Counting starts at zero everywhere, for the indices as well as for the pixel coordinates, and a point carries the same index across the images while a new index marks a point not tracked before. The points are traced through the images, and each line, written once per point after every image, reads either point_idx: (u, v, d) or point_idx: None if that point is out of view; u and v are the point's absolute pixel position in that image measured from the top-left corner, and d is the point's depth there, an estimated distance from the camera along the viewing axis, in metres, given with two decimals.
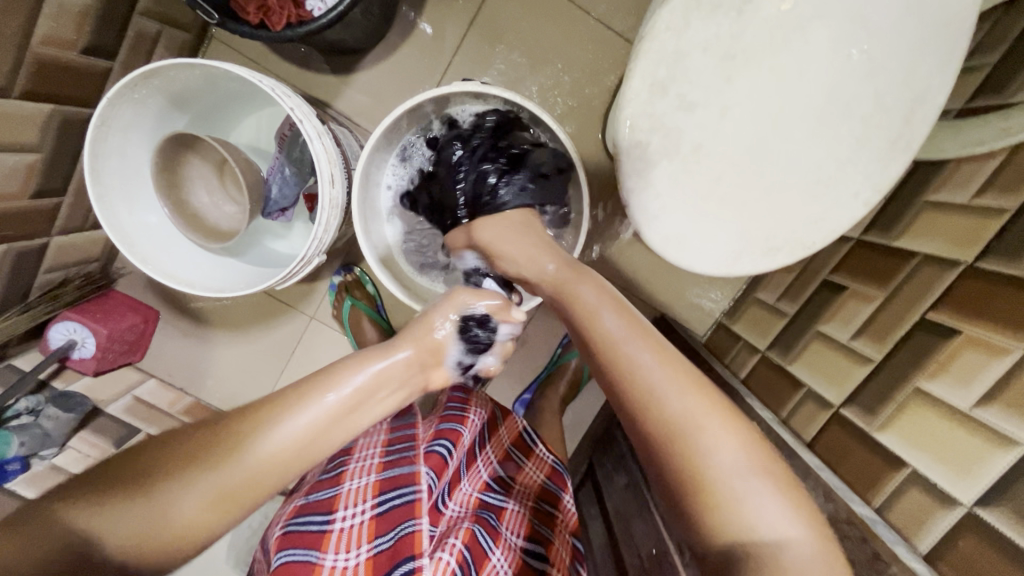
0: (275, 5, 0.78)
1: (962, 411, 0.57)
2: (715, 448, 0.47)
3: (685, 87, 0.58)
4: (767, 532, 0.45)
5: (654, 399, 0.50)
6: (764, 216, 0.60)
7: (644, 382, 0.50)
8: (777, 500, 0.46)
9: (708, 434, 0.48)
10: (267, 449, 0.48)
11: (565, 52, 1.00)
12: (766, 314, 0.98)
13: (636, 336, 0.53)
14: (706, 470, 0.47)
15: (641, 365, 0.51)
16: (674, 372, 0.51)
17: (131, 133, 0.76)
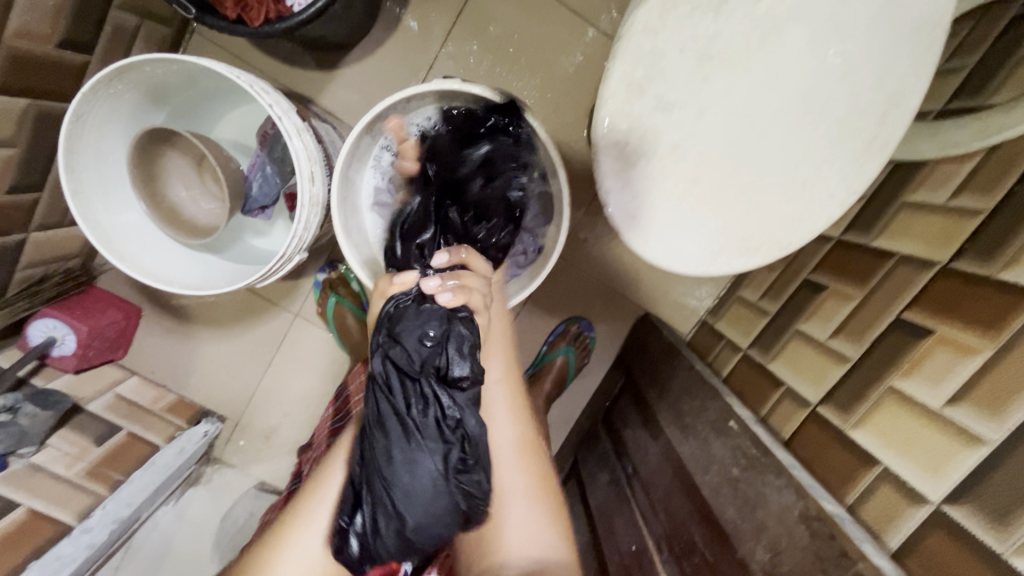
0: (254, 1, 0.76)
1: (933, 410, 0.58)
2: (513, 481, 0.65)
3: (662, 87, 0.59)
4: (539, 554, 0.63)
5: (493, 460, 0.66)
6: (740, 217, 0.60)
7: (490, 422, 0.67)
8: (547, 525, 0.65)
9: (506, 470, 0.66)
10: (306, 543, 0.58)
11: (549, 49, 1.00)
12: (748, 313, 0.99)
13: (509, 392, 0.68)
14: (492, 509, 0.64)
15: (494, 405, 0.67)
16: (514, 415, 0.68)
17: (108, 130, 0.76)
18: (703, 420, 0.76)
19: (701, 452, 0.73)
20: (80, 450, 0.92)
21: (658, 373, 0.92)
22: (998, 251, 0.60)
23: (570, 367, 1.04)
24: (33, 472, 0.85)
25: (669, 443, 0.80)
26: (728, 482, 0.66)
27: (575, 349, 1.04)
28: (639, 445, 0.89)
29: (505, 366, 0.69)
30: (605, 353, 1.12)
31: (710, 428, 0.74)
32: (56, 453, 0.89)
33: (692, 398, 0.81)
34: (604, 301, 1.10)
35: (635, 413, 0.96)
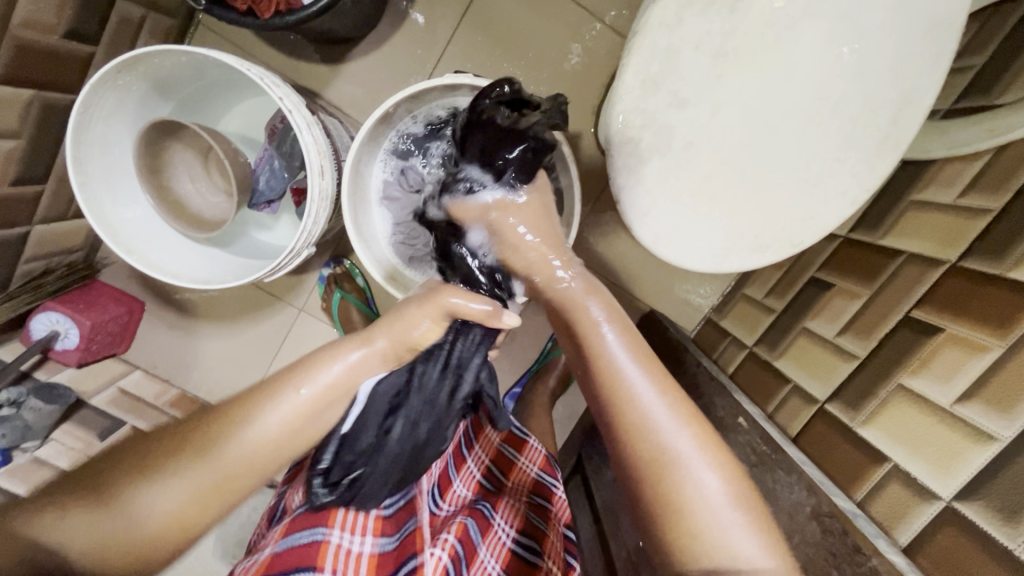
0: None
1: (942, 408, 0.58)
2: (703, 473, 0.52)
3: (677, 83, 0.58)
4: (738, 556, 0.50)
5: (642, 423, 0.53)
6: (754, 214, 0.61)
7: (631, 395, 0.55)
8: (745, 526, 0.51)
9: (693, 461, 0.52)
10: (235, 448, 0.52)
11: (556, 44, 1.00)
12: (754, 310, 0.99)
13: (636, 359, 0.57)
14: (697, 512, 0.51)
15: (627, 375, 0.56)
16: (661, 387, 0.55)
17: (115, 122, 0.75)
18: (711, 416, 0.76)
19: None
20: (83, 445, 0.92)
21: (664, 371, 0.93)
22: (1008, 250, 0.60)
23: None
24: (40, 465, 0.87)
25: None
26: None
27: None
28: None
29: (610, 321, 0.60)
30: None
31: (718, 425, 0.74)
32: (59, 448, 0.90)
33: (699, 395, 0.81)
34: (609, 298, 1.10)
35: None
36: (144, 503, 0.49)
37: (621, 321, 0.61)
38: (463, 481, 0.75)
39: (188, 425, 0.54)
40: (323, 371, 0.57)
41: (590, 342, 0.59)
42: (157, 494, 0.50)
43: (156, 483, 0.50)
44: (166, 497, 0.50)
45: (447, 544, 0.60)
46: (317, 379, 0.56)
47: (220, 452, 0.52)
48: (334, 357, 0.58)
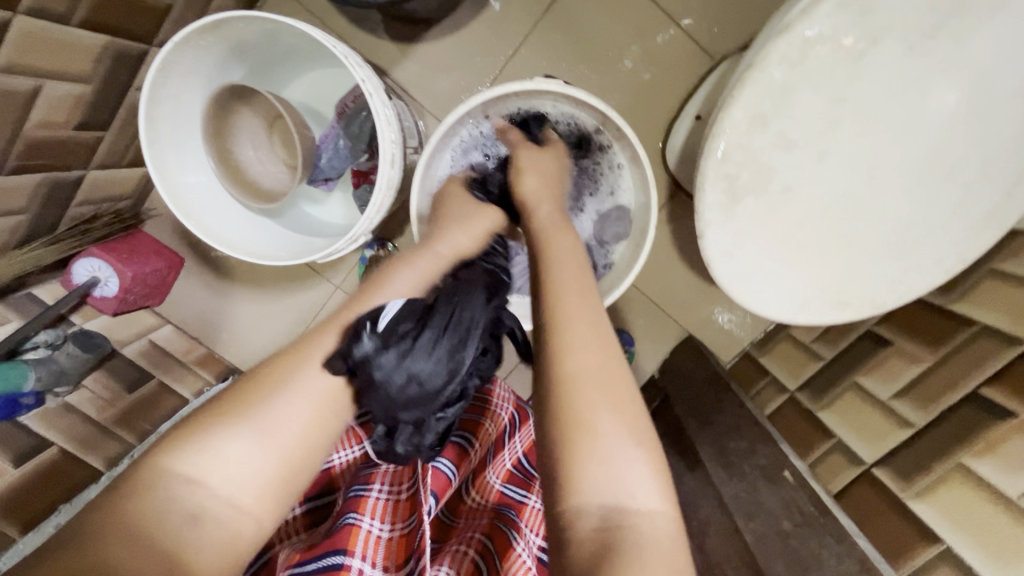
0: None
1: (1007, 498, 0.56)
2: (607, 412, 0.46)
3: (787, 124, 0.54)
4: (630, 498, 0.44)
5: (563, 349, 0.49)
6: (841, 269, 0.59)
7: (561, 328, 0.50)
8: (647, 473, 0.45)
9: (598, 405, 0.46)
10: (275, 416, 0.47)
11: (637, 51, 0.96)
12: (799, 353, 0.96)
13: (578, 302, 0.52)
14: (587, 445, 0.44)
15: (570, 322, 0.50)
16: (593, 325, 0.51)
17: (190, 83, 0.72)
18: (752, 462, 0.74)
19: (747, 495, 0.71)
20: (112, 395, 0.94)
21: (702, 405, 0.91)
22: None
23: None
24: (67, 412, 0.87)
25: (708, 477, 0.79)
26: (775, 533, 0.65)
27: None
28: (674, 473, 0.89)
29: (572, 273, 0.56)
30: (642, 370, 1.12)
31: (760, 474, 0.72)
32: (88, 396, 0.90)
33: (737, 436, 0.79)
34: (649, 318, 1.09)
35: (669, 436, 0.95)
36: (201, 464, 0.44)
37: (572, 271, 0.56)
38: (494, 467, 0.73)
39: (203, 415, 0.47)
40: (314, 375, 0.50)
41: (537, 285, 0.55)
42: (205, 457, 0.45)
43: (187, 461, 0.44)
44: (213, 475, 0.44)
45: (472, 543, 0.65)
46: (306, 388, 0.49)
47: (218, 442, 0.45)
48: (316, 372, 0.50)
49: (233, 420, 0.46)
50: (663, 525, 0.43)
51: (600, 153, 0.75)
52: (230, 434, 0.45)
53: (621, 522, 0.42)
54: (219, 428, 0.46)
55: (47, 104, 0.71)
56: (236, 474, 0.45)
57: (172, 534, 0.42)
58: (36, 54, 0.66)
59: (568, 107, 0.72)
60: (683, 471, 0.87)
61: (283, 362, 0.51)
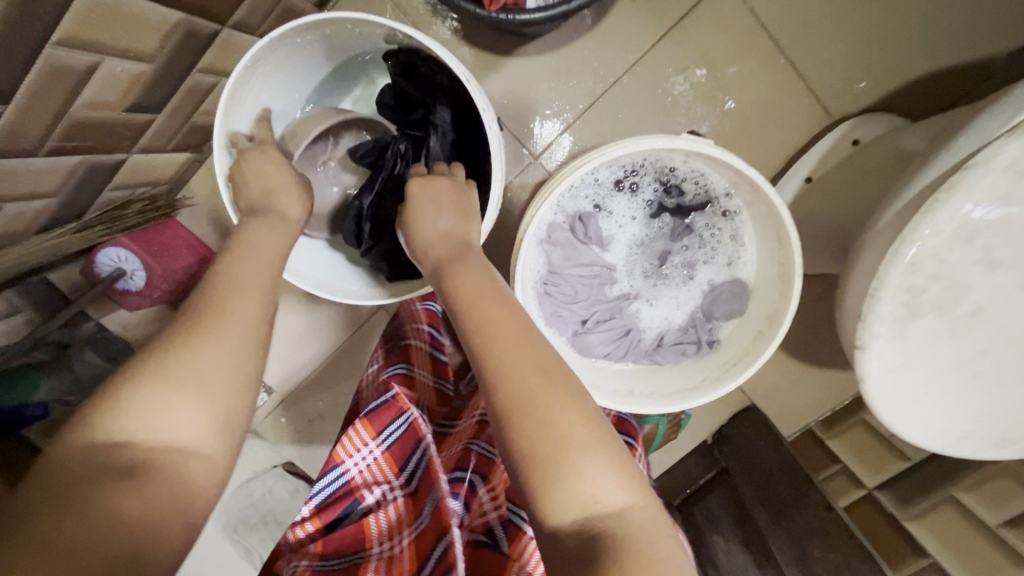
0: None
1: None
2: (551, 412, 0.42)
3: (996, 240, 0.46)
4: (595, 500, 0.41)
5: (489, 361, 0.45)
6: (1014, 408, 0.51)
7: (485, 343, 0.45)
8: (609, 470, 0.42)
9: (543, 404, 0.42)
10: (193, 368, 0.42)
11: (748, 93, 0.87)
12: (876, 444, 0.87)
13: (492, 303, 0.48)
14: (545, 450, 0.41)
15: (486, 328, 0.46)
16: (512, 329, 0.46)
17: (276, 76, 0.65)
18: None
19: None
20: None
21: (776, 494, 0.84)
22: None
23: (656, 439, 0.99)
24: (79, 421, 0.85)
25: None
26: None
27: (667, 422, 0.99)
28: (738, 564, 0.82)
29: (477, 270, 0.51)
30: (694, 433, 1.04)
31: None
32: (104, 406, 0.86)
33: (827, 547, 0.73)
34: None
35: (729, 518, 0.89)
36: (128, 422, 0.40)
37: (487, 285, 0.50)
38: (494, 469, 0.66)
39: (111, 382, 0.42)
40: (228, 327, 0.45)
41: (450, 289, 0.50)
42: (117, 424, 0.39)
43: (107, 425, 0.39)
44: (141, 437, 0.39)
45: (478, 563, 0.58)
46: (220, 339, 0.44)
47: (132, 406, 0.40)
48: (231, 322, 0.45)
49: (153, 380, 0.41)
50: (642, 513, 0.41)
51: (724, 220, 0.65)
52: (154, 391, 0.41)
53: (599, 527, 0.40)
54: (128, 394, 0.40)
55: (102, 82, 0.61)
56: (163, 431, 0.40)
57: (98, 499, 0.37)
58: (100, 26, 0.56)
59: (701, 166, 0.63)
60: (751, 567, 0.80)
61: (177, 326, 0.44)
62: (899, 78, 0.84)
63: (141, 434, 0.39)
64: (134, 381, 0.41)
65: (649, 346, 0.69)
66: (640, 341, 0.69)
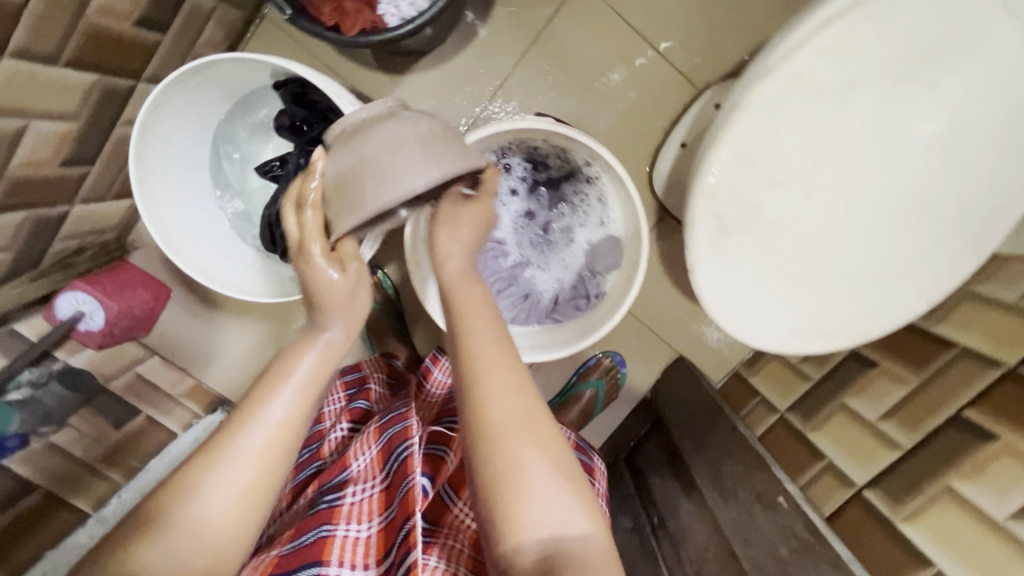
0: (352, 8, 0.68)
1: (996, 521, 0.58)
2: (535, 453, 0.51)
3: (772, 162, 0.55)
4: (561, 528, 0.49)
5: (494, 403, 0.52)
6: (828, 302, 0.61)
7: (491, 383, 0.53)
8: (574, 503, 0.50)
9: (526, 446, 0.51)
10: (246, 450, 0.52)
11: (622, 75, 0.98)
12: (787, 373, 0.99)
13: (489, 342, 0.56)
14: (523, 485, 0.49)
15: (490, 372, 0.54)
16: (511, 374, 0.54)
17: (179, 119, 0.71)
18: (747, 487, 0.75)
19: (743, 521, 0.71)
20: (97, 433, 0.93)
21: (698, 427, 0.91)
22: None
23: (598, 401, 1.06)
24: (53, 453, 0.88)
25: (705, 503, 0.80)
26: (773, 561, 0.65)
27: (606, 383, 1.06)
28: (670, 496, 0.89)
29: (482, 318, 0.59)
30: (634, 391, 1.13)
31: (754, 499, 0.72)
32: (76, 435, 0.90)
33: (732, 461, 0.80)
34: (640, 340, 1.11)
35: (664, 460, 0.96)
36: (201, 503, 0.49)
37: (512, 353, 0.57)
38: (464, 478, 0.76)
39: (189, 461, 0.52)
40: (278, 408, 0.54)
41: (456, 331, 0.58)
42: (183, 511, 0.49)
43: (177, 512, 0.49)
44: (196, 538, 0.49)
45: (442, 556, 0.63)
46: (265, 426, 0.53)
47: (196, 493, 0.50)
48: (271, 402, 0.54)
49: (208, 470, 0.51)
50: (599, 543, 0.49)
51: (589, 186, 0.76)
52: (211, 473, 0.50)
53: (559, 549, 0.48)
54: (197, 486, 0.50)
55: (32, 143, 0.71)
56: (214, 510, 0.50)
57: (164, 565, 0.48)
58: (21, 94, 0.65)
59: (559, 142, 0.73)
60: (679, 495, 0.87)
61: (234, 418, 0.54)
62: (749, 45, 0.95)
63: (204, 519, 0.49)
64: (210, 461, 0.51)
65: (547, 305, 0.78)
66: (539, 303, 0.78)
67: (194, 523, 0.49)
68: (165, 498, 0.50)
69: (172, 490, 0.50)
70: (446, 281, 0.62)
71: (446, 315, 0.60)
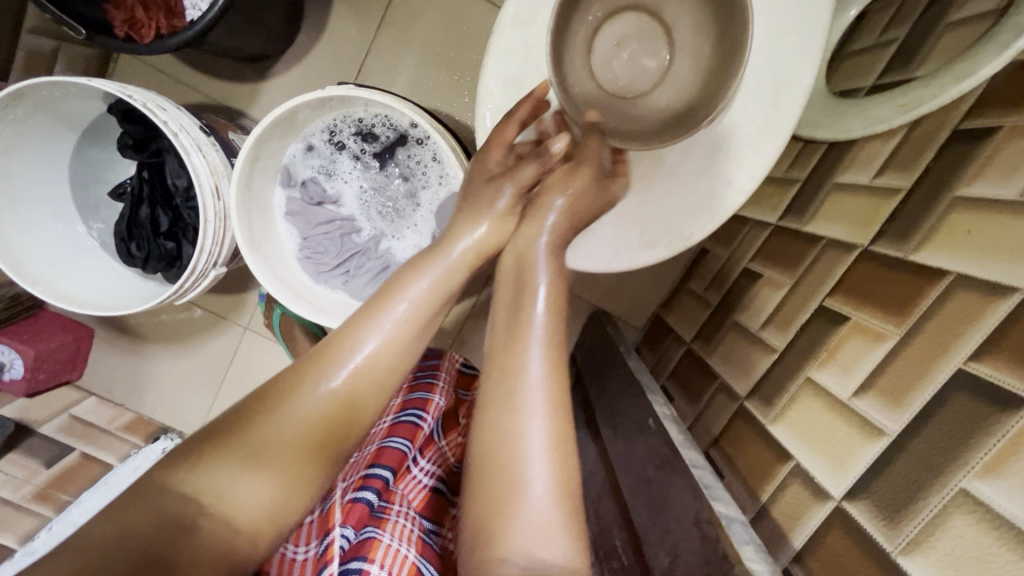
0: (144, 17, 0.75)
1: (842, 401, 0.56)
2: (538, 470, 0.47)
3: None
4: (536, 549, 0.45)
5: (514, 410, 0.49)
6: (642, 212, 0.61)
7: (518, 382, 0.50)
8: (562, 523, 0.46)
9: (534, 462, 0.47)
10: (283, 425, 0.48)
11: (476, 38, 0.98)
12: (694, 304, 0.97)
13: (547, 340, 0.52)
14: (515, 503, 0.47)
15: (526, 376, 0.50)
16: (551, 372, 0.51)
17: (15, 155, 0.73)
18: (629, 418, 0.73)
19: (625, 452, 0.69)
20: (29, 473, 0.97)
21: (599, 370, 0.91)
22: (912, 231, 0.57)
23: None
24: None
25: (602, 442, 0.78)
26: (643, 483, 0.63)
27: None
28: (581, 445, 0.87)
29: (550, 305, 0.54)
30: None
31: (633, 427, 0.71)
32: (4, 477, 0.94)
33: (620, 397, 0.79)
34: None
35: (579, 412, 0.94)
36: (222, 478, 0.46)
37: (556, 285, 0.55)
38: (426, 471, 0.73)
39: (236, 423, 0.48)
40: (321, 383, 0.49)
41: (525, 322, 0.53)
42: (211, 482, 0.46)
43: (206, 480, 0.46)
44: (233, 512, 0.46)
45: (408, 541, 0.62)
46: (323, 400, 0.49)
47: (225, 464, 0.46)
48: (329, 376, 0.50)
49: (238, 446, 0.47)
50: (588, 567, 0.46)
51: (421, 147, 0.77)
52: (244, 452, 0.47)
53: None
54: (227, 455, 0.47)
55: None
56: (248, 491, 0.46)
57: (180, 540, 0.44)
58: None
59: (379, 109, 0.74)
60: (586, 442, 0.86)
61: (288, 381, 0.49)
62: None
63: (229, 494, 0.46)
64: (247, 431, 0.47)
65: None
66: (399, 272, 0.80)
67: (223, 497, 0.46)
68: (187, 460, 0.47)
69: (198, 459, 0.46)
70: (522, 251, 0.57)
71: (516, 298, 0.55)
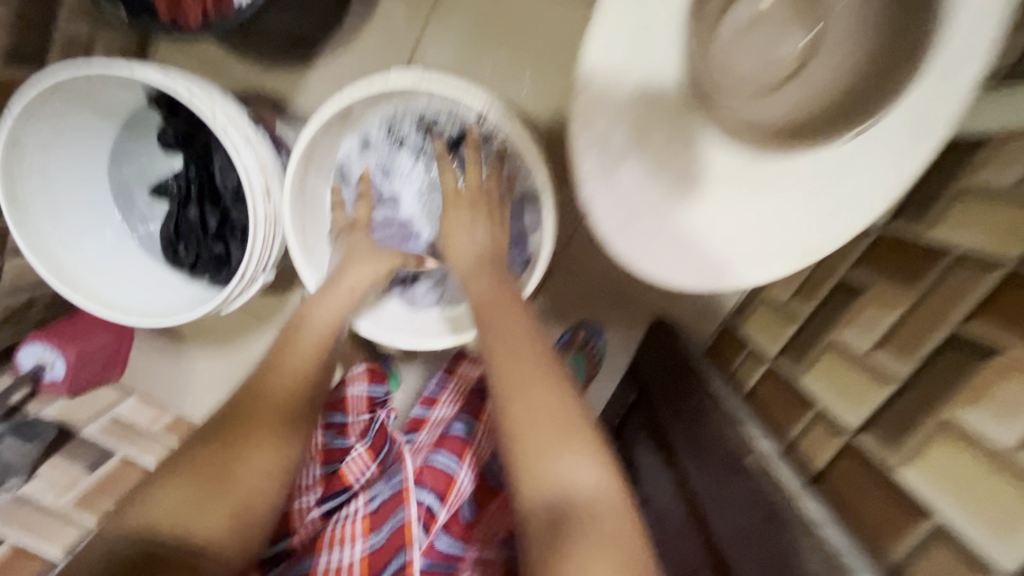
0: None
1: (1005, 454, 0.47)
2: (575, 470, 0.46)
3: None
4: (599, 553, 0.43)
5: (526, 419, 0.48)
6: (767, 221, 0.53)
7: (520, 392, 0.49)
8: (614, 524, 0.45)
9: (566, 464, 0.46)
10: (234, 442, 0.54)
11: (537, 19, 0.89)
12: (775, 316, 0.88)
13: (527, 350, 0.51)
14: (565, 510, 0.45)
15: (526, 387, 0.49)
16: (542, 376, 0.50)
17: (53, 149, 0.68)
18: (721, 450, 0.66)
19: (720, 491, 0.63)
20: (72, 479, 0.89)
21: (672, 388, 0.84)
22: None
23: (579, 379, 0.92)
24: (22, 504, 0.83)
25: (685, 473, 0.71)
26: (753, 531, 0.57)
27: (583, 356, 0.94)
28: (654, 469, 0.80)
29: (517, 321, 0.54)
30: (616, 360, 1.04)
31: (728, 464, 0.64)
32: (47, 483, 0.87)
33: (705, 424, 0.71)
34: (614, 304, 1.02)
35: (647, 431, 0.87)
36: (156, 495, 0.51)
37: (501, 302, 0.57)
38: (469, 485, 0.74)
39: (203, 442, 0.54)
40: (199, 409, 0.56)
41: (503, 339, 0.52)
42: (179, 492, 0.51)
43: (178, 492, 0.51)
44: (218, 492, 0.52)
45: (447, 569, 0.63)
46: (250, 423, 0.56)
47: (200, 475, 0.52)
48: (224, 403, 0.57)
49: (210, 458, 0.53)
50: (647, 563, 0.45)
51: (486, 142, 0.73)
52: (200, 466, 0.52)
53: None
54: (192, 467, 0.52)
55: None
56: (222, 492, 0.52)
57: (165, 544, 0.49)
58: None
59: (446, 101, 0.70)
60: (661, 468, 0.78)
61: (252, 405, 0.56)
62: None
63: (189, 503, 0.51)
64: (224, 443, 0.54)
65: None
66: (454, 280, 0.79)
67: (181, 511, 0.50)
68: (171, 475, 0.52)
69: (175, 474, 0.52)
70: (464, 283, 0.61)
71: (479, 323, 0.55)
